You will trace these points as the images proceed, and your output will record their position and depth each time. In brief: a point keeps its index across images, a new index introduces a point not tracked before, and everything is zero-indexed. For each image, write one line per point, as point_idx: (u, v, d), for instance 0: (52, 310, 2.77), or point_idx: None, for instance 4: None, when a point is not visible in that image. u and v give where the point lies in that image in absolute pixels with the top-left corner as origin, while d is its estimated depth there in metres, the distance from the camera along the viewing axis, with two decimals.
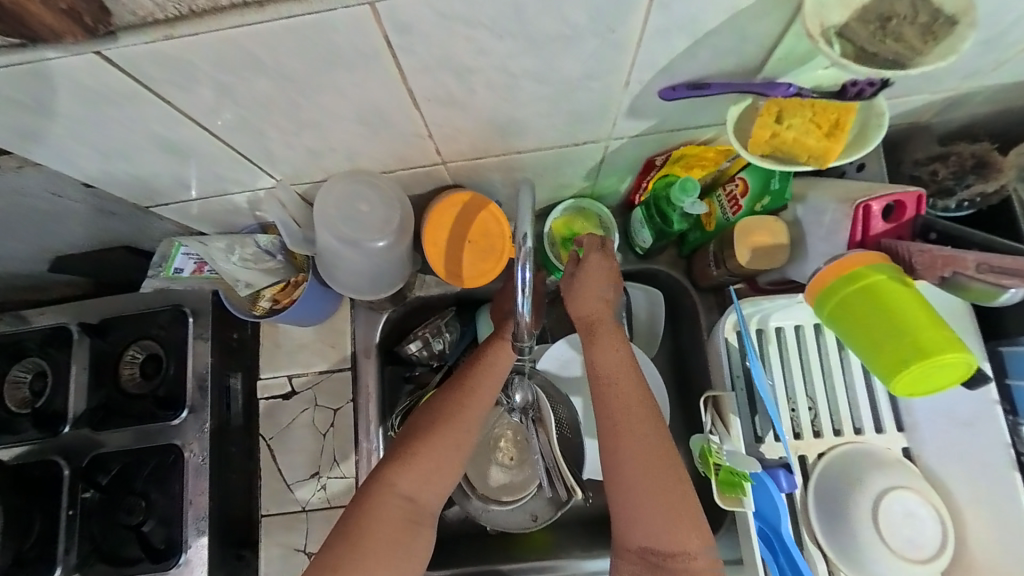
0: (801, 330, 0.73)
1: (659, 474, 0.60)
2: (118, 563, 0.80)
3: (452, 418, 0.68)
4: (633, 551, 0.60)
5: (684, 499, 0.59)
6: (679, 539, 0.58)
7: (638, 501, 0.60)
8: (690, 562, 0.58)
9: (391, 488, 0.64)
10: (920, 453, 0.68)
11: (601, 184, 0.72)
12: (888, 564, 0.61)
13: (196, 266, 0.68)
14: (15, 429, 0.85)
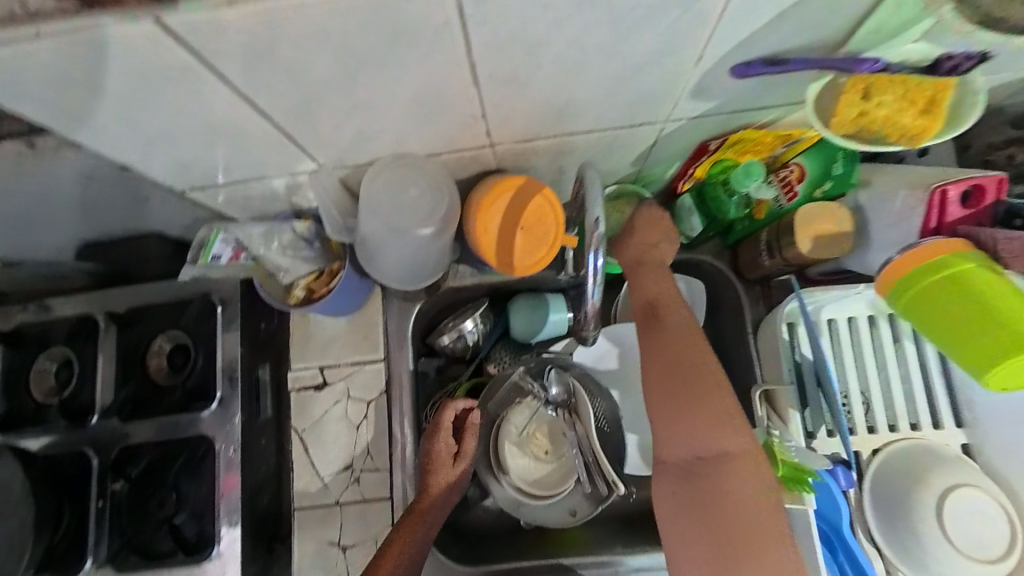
0: (855, 322, 0.70)
1: (692, 377, 0.57)
2: (151, 555, 0.79)
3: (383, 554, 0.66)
4: (670, 462, 0.57)
5: (720, 401, 0.56)
6: (713, 441, 0.55)
7: (670, 409, 0.57)
8: (728, 465, 0.54)
9: None
10: (981, 450, 0.66)
11: (648, 171, 0.70)
12: (952, 563, 0.59)
13: (234, 253, 0.66)
14: (43, 420, 0.83)
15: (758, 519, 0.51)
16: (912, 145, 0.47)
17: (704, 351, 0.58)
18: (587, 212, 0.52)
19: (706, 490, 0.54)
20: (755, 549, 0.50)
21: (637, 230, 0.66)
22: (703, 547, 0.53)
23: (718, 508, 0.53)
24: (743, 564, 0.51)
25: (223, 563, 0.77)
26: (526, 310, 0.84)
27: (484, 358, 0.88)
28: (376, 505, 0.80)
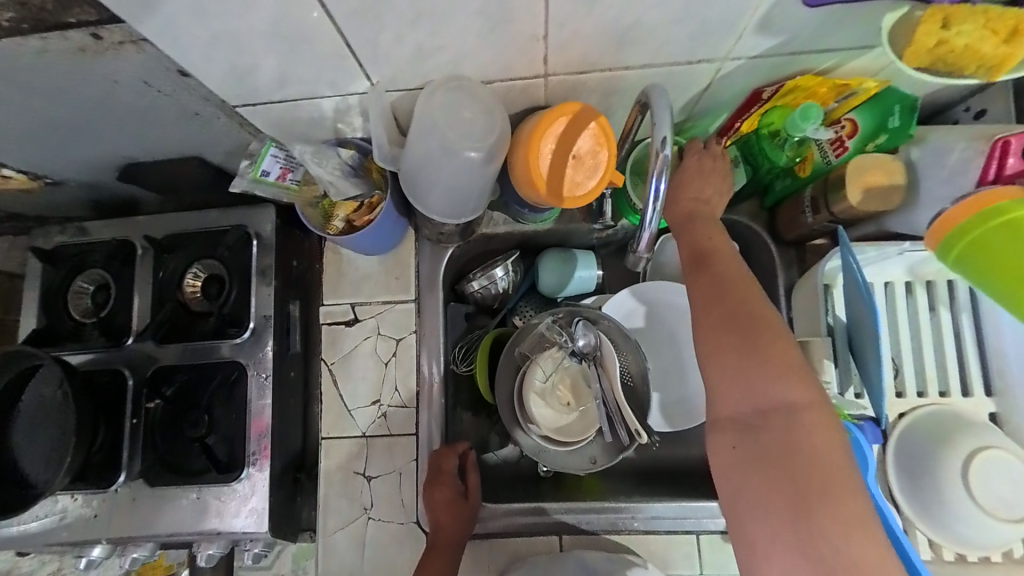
0: (891, 288, 0.70)
1: (751, 326, 0.53)
2: (183, 473, 0.82)
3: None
4: (727, 418, 0.53)
5: (784, 348, 0.51)
6: (776, 391, 0.50)
7: (727, 361, 0.53)
8: (796, 415, 0.49)
9: None
10: (1009, 418, 0.65)
11: (693, 121, 0.69)
12: (979, 522, 0.58)
13: (281, 172, 0.68)
14: (82, 338, 0.86)
15: (830, 470, 0.47)
16: (988, 77, 0.47)
17: (763, 302, 0.54)
18: (654, 131, 0.50)
19: (772, 444, 0.49)
20: (831, 500, 0.46)
21: (688, 183, 0.64)
22: (771, 503, 0.48)
23: (787, 460, 0.48)
24: (818, 519, 0.46)
25: (252, 486, 0.80)
26: (556, 264, 0.84)
27: (511, 308, 0.89)
28: (402, 441, 0.82)
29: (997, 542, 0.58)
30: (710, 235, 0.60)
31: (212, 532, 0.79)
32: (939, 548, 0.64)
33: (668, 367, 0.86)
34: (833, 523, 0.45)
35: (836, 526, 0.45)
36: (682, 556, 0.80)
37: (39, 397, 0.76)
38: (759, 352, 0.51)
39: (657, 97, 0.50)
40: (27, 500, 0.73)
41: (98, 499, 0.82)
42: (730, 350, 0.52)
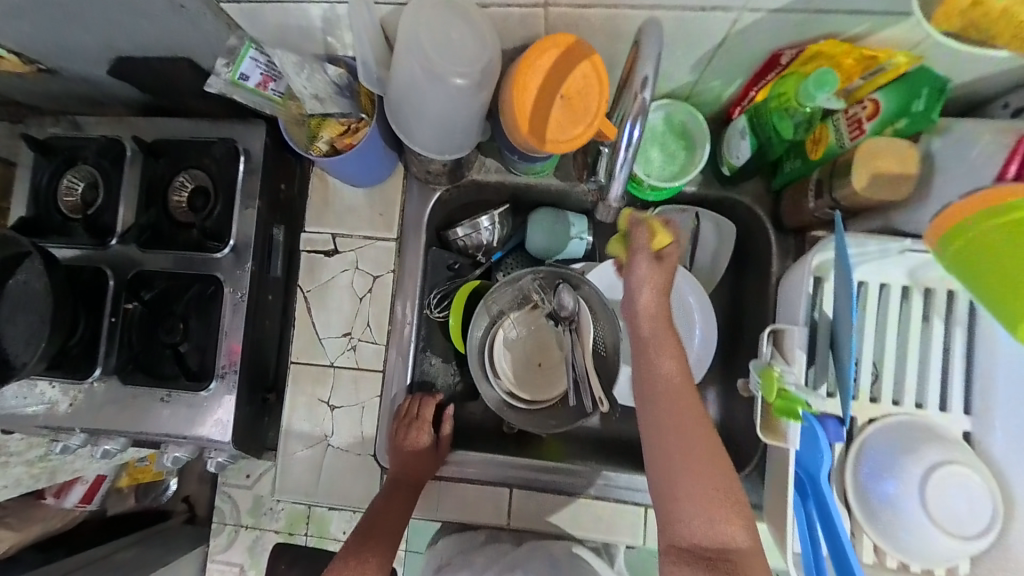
0: (887, 290, 0.65)
1: (718, 458, 0.55)
2: (154, 376, 0.83)
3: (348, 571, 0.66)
4: (680, 548, 0.54)
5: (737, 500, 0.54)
6: (731, 534, 0.53)
7: (691, 479, 0.54)
8: (743, 558, 0.52)
9: None
10: (983, 440, 0.62)
11: (704, 81, 0.64)
12: (918, 531, 0.56)
13: (261, 79, 0.64)
14: (70, 233, 0.87)
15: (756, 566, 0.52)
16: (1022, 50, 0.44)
17: (716, 435, 0.56)
18: (637, 69, 0.47)
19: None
20: None
21: (640, 277, 0.60)
22: None
23: None
24: None
25: (218, 398, 0.81)
26: (545, 224, 0.82)
27: (495, 261, 0.85)
28: (368, 375, 0.81)
29: (936, 552, 0.56)
30: (667, 356, 0.59)
31: (178, 436, 0.81)
32: (883, 555, 0.61)
33: None
34: None
35: None
36: (628, 529, 0.78)
37: (26, 284, 0.76)
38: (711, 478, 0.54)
39: (648, 34, 0.46)
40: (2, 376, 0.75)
41: (76, 389, 0.84)
42: (694, 464, 0.54)
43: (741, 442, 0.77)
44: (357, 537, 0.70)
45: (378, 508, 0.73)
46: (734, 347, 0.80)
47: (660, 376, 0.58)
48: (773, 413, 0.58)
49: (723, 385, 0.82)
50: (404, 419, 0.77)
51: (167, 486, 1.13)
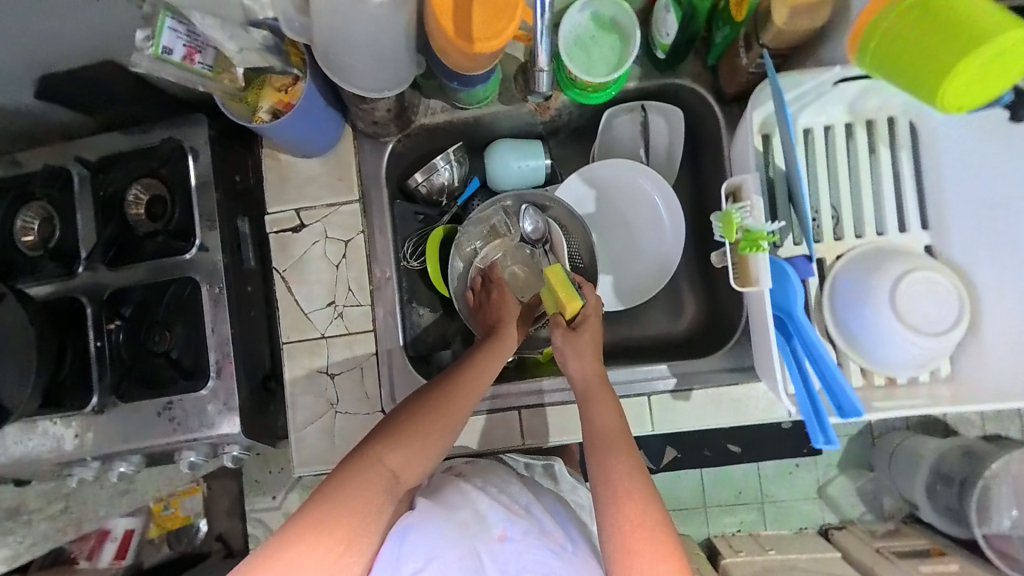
0: (831, 132, 0.67)
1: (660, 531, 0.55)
2: (151, 386, 0.83)
3: (436, 418, 0.62)
4: None
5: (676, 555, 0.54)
6: None
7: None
8: None
9: (377, 460, 0.58)
10: (944, 250, 0.65)
11: None
12: (898, 342, 0.59)
13: (187, 51, 0.61)
14: (35, 269, 0.84)
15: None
16: None
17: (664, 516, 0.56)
18: None
19: None
20: None
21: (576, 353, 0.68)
22: None
23: None
24: None
25: (216, 397, 0.80)
26: (503, 152, 0.82)
27: (461, 204, 0.87)
28: (360, 337, 0.82)
29: (915, 357, 0.60)
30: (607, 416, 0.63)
31: (191, 438, 0.80)
32: (870, 376, 0.65)
33: (620, 253, 0.85)
34: None
35: None
36: (634, 420, 0.77)
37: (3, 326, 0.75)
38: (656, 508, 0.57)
39: None
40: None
41: (77, 419, 0.83)
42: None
43: (728, 314, 0.79)
44: (448, 380, 0.65)
45: (470, 361, 0.67)
46: (707, 230, 0.82)
47: (596, 427, 0.63)
48: (743, 257, 0.60)
49: (704, 269, 0.84)
50: (485, 288, 0.78)
51: (199, 527, 1.08)
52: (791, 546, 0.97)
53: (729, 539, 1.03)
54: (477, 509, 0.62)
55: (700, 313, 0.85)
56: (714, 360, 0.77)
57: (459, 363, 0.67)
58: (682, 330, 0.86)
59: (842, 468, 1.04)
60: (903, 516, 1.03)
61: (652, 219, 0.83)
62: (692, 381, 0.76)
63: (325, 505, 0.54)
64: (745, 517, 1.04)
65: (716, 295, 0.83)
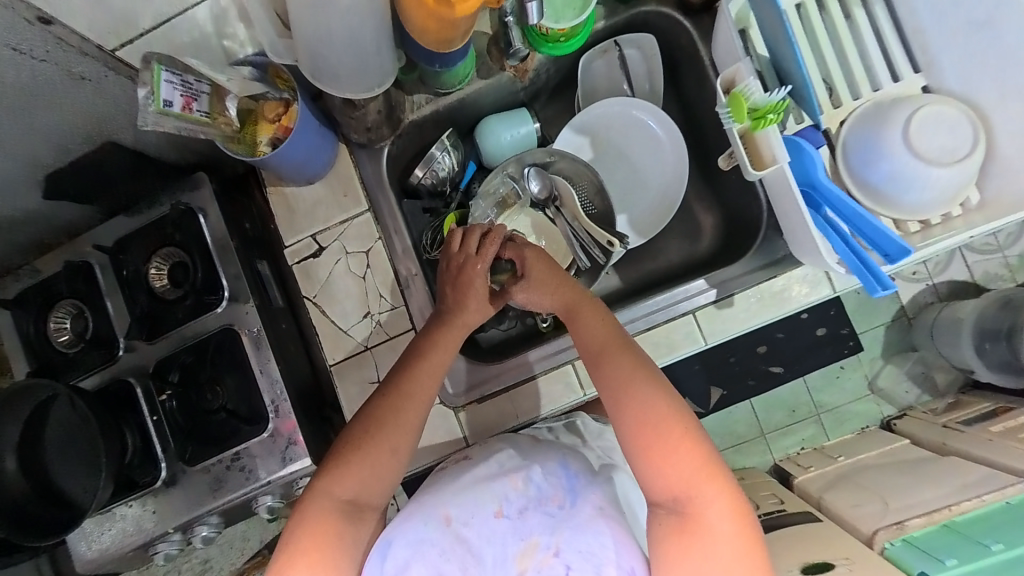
0: (805, 9, 0.73)
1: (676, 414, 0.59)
2: (215, 444, 0.82)
3: (384, 429, 0.65)
4: (659, 499, 0.58)
5: (691, 431, 0.59)
6: (686, 459, 0.57)
7: (656, 456, 0.58)
8: (704, 484, 0.56)
9: (328, 496, 0.61)
10: (940, 86, 0.70)
11: None
12: (926, 180, 0.64)
13: (184, 101, 0.62)
14: (78, 364, 0.85)
15: (735, 549, 0.54)
16: None
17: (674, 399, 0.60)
18: None
19: (696, 528, 0.55)
20: (742, 541, 0.54)
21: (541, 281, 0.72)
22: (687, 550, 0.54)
23: (701, 527, 0.55)
24: (715, 544, 0.54)
25: (281, 437, 0.80)
26: (497, 125, 0.84)
27: (463, 189, 0.90)
28: (402, 339, 0.83)
29: (943, 188, 0.65)
30: (597, 324, 0.68)
31: (263, 484, 0.80)
32: (903, 225, 0.69)
33: (628, 190, 0.87)
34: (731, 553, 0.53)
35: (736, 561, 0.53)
36: (684, 337, 0.79)
37: (65, 425, 0.75)
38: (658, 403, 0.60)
39: None
40: (74, 515, 0.73)
41: (150, 497, 0.82)
42: (658, 467, 0.58)
43: (749, 212, 0.81)
44: (390, 392, 0.67)
45: (411, 363, 0.69)
46: (707, 142, 0.86)
47: (588, 337, 0.67)
48: (754, 137, 0.64)
49: (711, 183, 0.88)
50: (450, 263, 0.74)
51: None
52: (859, 447, 0.99)
53: (795, 458, 1.05)
54: (471, 492, 0.65)
55: (718, 223, 0.88)
56: (746, 261, 0.79)
57: (398, 370, 0.69)
58: (707, 247, 0.89)
59: (887, 358, 1.04)
60: (960, 387, 1.03)
61: (651, 147, 0.85)
62: (732, 287, 0.78)
63: (293, 537, 0.58)
64: (805, 433, 1.05)
65: (730, 203, 0.85)
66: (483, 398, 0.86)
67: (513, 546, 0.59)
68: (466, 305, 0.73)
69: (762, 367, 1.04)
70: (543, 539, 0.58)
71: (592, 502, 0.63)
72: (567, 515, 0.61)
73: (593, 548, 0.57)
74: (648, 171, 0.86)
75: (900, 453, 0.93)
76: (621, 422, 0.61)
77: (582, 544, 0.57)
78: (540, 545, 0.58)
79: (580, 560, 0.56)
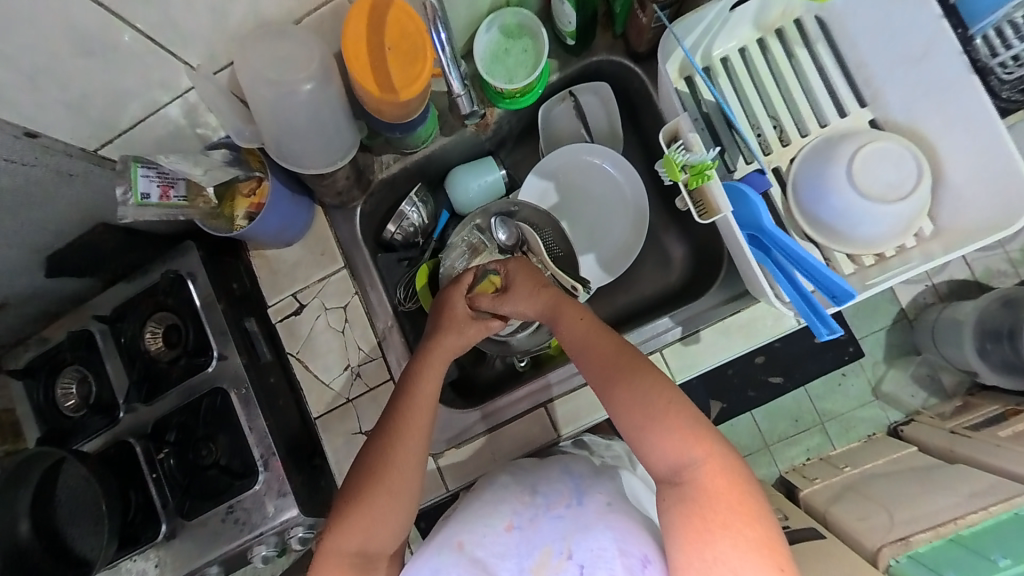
0: (748, 52, 0.74)
1: (663, 387, 0.60)
2: (210, 498, 0.84)
3: (381, 481, 0.63)
4: (657, 471, 0.58)
5: (679, 401, 0.58)
6: (678, 426, 0.57)
7: (649, 427, 0.58)
8: (695, 449, 0.55)
9: (336, 552, 0.60)
10: (886, 119, 0.71)
11: None
12: (873, 216, 0.65)
13: (161, 190, 0.69)
14: (84, 427, 0.89)
15: (734, 504, 0.52)
16: None
17: (660, 373, 0.61)
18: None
19: (694, 493, 0.54)
20: (742, 503, 0.53)
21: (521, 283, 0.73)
22: (688, 516, 0.53)
23: (699, 492, 0.53)
24: (719, 509, 0.52)
25: (270, 490, 0.82)
26: (464, 177, 0.88)
27: (437, 237, 0.92)
28: (382, 389, 0.88)
29: (891, 222, 0.65)
30: (578, 313, 0.68)
31: (258, 534, 0.81)
32: (859, 260, 0.70)
33: (593, 230, 0.90)
34: (735, 516, 0.52)
35: (741, 523, 0.51)
36: None
37: (70, 487, 0.79)
38: (640, 386, 0.60)
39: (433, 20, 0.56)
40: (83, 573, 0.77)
41: (154, 551, 0.85)
42: (649, 438, 0.58)
43: (713, 247, 0.82)
44: (382, 441, 0.65)
45: (400, 401, 0.68)
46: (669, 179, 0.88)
47: (570, 327, 0.68)
48: (698, 189, 0.66)
49: (677, 218, 0.89)
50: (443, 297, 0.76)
51: None
52: (865, 457, 0.94)
53: (801, 469, 0.99)
54: (481, 515, 0.62)
55: (688, 256, 0.89)
56: (713, 296, 0.80)
57: (390, 408, 0.68)
58: (679, 280, 0.90)
59: (889, 362, 0.99)
60: (967, 390, 0.98)
61: (611, 188, 0.89)
62: (698, 323, 0.80)
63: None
64: (810, 443, 0.99)
65: (696, 237, 0.87)
66: (466, 438, 0.86)
67: (528, 558, 0.57)
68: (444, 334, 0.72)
69: (763, 376, 0.99)
70: (555, 546, 0.57)
71: (598, 500, 0.62)
72: (574, 517, 0.60)
73: (604, 545, 0.55)
74: (608, 213, 0.89)
75: (908, 460, 0.89)
76: (613, 405, 0.62)
77: (593, 544, 0.55)
78: (552, 552, 0.56)
79: (594, 557, 0.54)
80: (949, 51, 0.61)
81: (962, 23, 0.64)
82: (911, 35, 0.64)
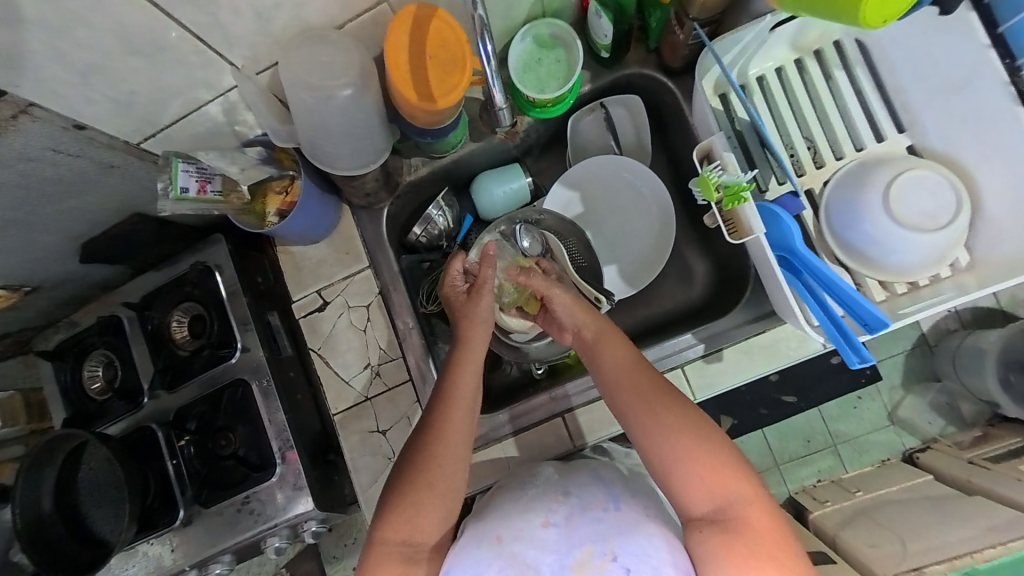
0: (784, 71, 0.73)
1: (698, 427, 0.60)
2: (227, 488, 0.85)
3: (429, 474, 0.64)
4: (697, 514, 0.58)
5: (716, 438, 0.60)
6: (718, 465, 0.58)
7: (686, 469, 0.58)
8: (735, 485, 0.57)
9: (385, 542, 0.62)
10: (923, 145, 0.70)
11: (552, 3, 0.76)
12: (909, 245, 0.65)
13: (199, 185, 0.70)
14: (107, 412, 0.91)
15: (772, 532, 0.55)
16: None
17: (693, 408, 0.62)
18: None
19: (738, 530, 0.55)
20: (779, 534, 0.55)
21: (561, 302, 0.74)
22: (736, 550, 0.54)
23: (744, 529, 0.55)
24: (762, 542, 0.54)
25: (286, 483, 0.83)
26: (490, 183, 0.88)
27: (460, 241, 0.93)
28: (400, 389, 0.89)
29: (927, 251, 0.65)
30: (613, 351, 0.68)
31: (271, 525, 0.82)
32: (891, 287, 0.70)
33: (615, 243, 0.90)
34: (775, 544, 0.55)
35: (782, 550, 0.54)
36: None
37: (94, 469, 0.80)
38: (683, 424, 0.60)
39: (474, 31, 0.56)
40: (102, 554, 0.78)
41: (170, 536, 0.86)
42: (689, 479, 0.58)
43: (738, 265, 0.82)
44: (427, 433, 0.66)
45: (439, 406, 0.68)
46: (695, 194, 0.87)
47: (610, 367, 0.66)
48: (729, 210, 0.65)
49: (699, 234, 0.89)
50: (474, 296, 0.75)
51: None
52: (879, 482, 0.91)
53: (812, 491, 0.96)
54: (517, 512, 0.62)
55: (710, 271, 0.89)
56: (735, 314, 0.80)
57: (437, 403, 0.69)
58: (700, 295, 0.89)
59: (907, 388, 0.97)
60: (988, 420, 0.96)
61: (636, 201, 0.89)
62: (720, 342, 0.79)
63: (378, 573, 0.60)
64: (823, 464, 0.97)
65: (720, 255, 0.86)
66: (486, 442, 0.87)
67: (568, 557, 0.56)
68: (471, 352, 0.72)
69: (775, 396, 0.96)
70: (597, 546, 0.56)
71: (633, 508, 0.62)
72: (614, 520, 0.59)
73: (649, 552, 0.55)
74: (630, 226, 0.90)
75: (925, 489, 0.87)
76: (649, 449, 0.61)
77: (637, 549, 0.55)
78: (594, 552, 0.56)
79: (639, 562, 0.54)
80: (994, 81, 0.61)
81: (1011, 52, 0.60)
82: (954, 61, 0.63)
